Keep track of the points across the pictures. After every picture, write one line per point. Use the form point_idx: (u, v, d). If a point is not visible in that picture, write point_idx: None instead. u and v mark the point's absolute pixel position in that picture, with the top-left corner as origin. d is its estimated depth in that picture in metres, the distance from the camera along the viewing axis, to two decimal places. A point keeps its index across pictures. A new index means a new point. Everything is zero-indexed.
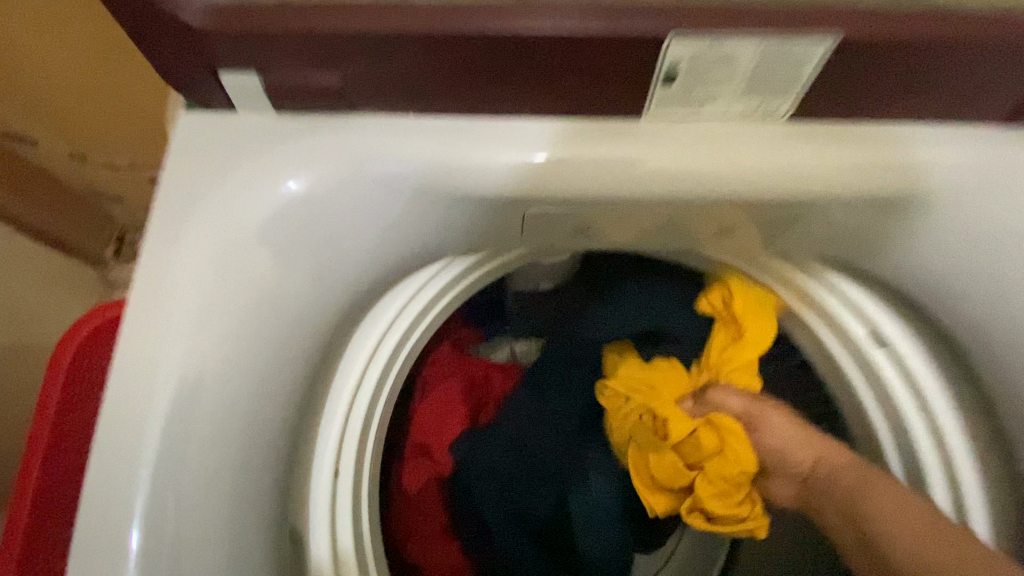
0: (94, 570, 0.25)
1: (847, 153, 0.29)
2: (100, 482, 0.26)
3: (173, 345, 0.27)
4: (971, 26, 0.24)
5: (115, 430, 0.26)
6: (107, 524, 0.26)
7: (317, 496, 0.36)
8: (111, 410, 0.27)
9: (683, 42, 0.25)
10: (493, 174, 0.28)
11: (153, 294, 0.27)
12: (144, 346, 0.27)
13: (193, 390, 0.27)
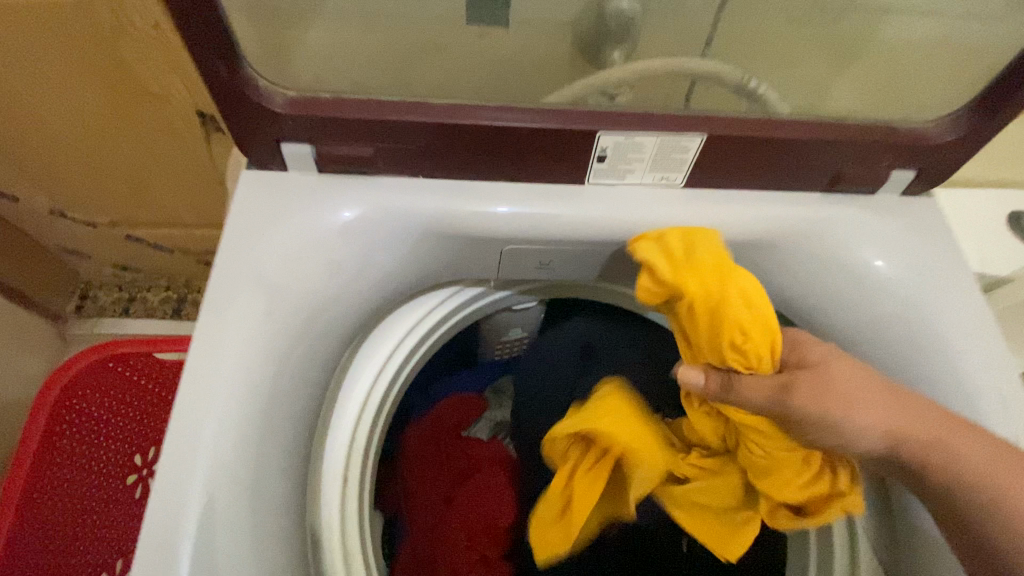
0: (161, 532, 0.30)
1: (728, 210, 0.40)
2: (171, 458, 0.31)
3: (240, 345, 0.34)
4: (789, 130, 0.38)
5: (188, 414, 0.32)
6: (172, 493, 0.31)
7: (329, 497, 0.40)
8: (184, 399, 0.33)
9: (609, 136, 0.37)
10: (484, 221, 0.38)
11: (223, 305, 0.35)
12: (215, 346, 0.34)
13: (252, 381, 0.34)
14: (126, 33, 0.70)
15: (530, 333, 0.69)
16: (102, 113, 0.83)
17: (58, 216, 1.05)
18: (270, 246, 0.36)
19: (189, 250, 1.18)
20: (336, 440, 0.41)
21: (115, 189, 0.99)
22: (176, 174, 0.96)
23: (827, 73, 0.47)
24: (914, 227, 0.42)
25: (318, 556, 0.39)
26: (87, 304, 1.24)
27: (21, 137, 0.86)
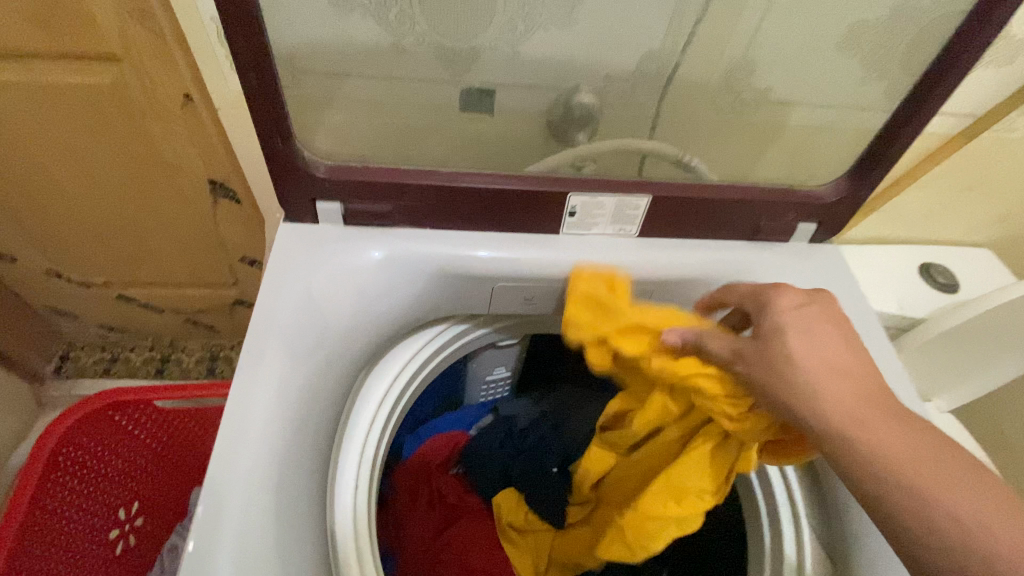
0: (212, 518, 0.34)
1: (673, 254, 0.50)
2: (223, 451, 0.36)
3: (281, 357, 0.40)
4: (715, 192, 0.49)
5: (238, 415, 0.37)
6: (220, 485, 0.35)
7: (343, 510, 0.44)
8: (234, 402, 0.38)
9: (578, 196, 0.47)
10: (480, 263, 0.47)
11: (266, 324, 0.41)
12: (261, 357, 0.40)
13: (292, 388, 0.40)
14: (155, 112, 0.79)
15: (512, 372, 0.76)
16: (118, 180, 0.90)
17: (55, 276, 1.09)
18: (307, 284, 0.43)
19: (178, 310, 1.21)
20: (348, 456, 0.46)
21: (116, 250, 1.05)
22: (179, 235, 1.02)
23: (748, 152, 0.59)
24: (821, 268, 0.53)
25: (335, 567, 0.41)
26: (67, 364, 1.23)
27: (37, 200, 0.93)
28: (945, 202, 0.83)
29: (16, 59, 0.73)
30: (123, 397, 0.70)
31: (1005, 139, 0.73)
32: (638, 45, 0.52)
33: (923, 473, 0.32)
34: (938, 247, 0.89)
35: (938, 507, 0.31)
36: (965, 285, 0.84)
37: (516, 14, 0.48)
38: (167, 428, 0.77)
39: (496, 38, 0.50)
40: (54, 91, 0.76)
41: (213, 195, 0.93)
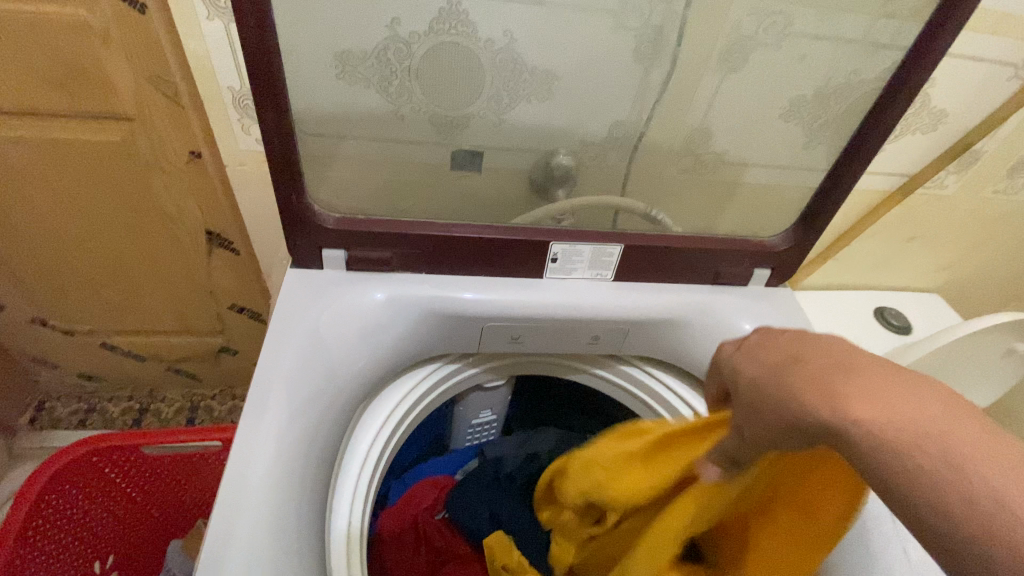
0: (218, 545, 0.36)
1: (644, 296, 0.55)
2: (231, 482, 0.38)
3: (286, 390, 0.43)
4: (680, 241, 0.55)
5: (246, 447, 0.40)
6: (227, 513, 0.37)
7: (338, 548, 0.44)
8: (243, 436, 0.40)
9: (559, 245, 0.52)
10: (471, 304, 0.51)
11: (274, 361, 0.45)
12: (268, 392, 0.43)
13: (297, 420, 0.43)
14: (160, 167, 0.84)
15: (498, 415, 0.78)
16: (117, 230, 0.94)
17: (39, 324, 1.09)
18: (314, 325, 0.47)
19: (163, 359, 1.21)
20: (343, 492, 0.47)
21: (105, 299, 1.06)
22: (171, 285, 1.05)
23: (708, 207, 0.66)
24: (780, 307, 0.58)
25: None
26: (42, 416, 1.20)
27: (32, 250, 0.95)
28: (886, 253, 0.92)
29: (31, 118, 0.78)
30: (109, 443, 0.70)
31: (935, 195, 0.83)
32: (609, 115, 0.60)
33: (908, 434, 0.26)
34: (890, 291, 0.97)
35: (950, 474, 0.25)
36: (918, 326, 0.91)
37: (502, 89, 0.56)
38: (150, 474, 0.76)
39: (484, 108, 0.57)
40: (64, 146, 0.81)
41: (209, 245, 0.96)
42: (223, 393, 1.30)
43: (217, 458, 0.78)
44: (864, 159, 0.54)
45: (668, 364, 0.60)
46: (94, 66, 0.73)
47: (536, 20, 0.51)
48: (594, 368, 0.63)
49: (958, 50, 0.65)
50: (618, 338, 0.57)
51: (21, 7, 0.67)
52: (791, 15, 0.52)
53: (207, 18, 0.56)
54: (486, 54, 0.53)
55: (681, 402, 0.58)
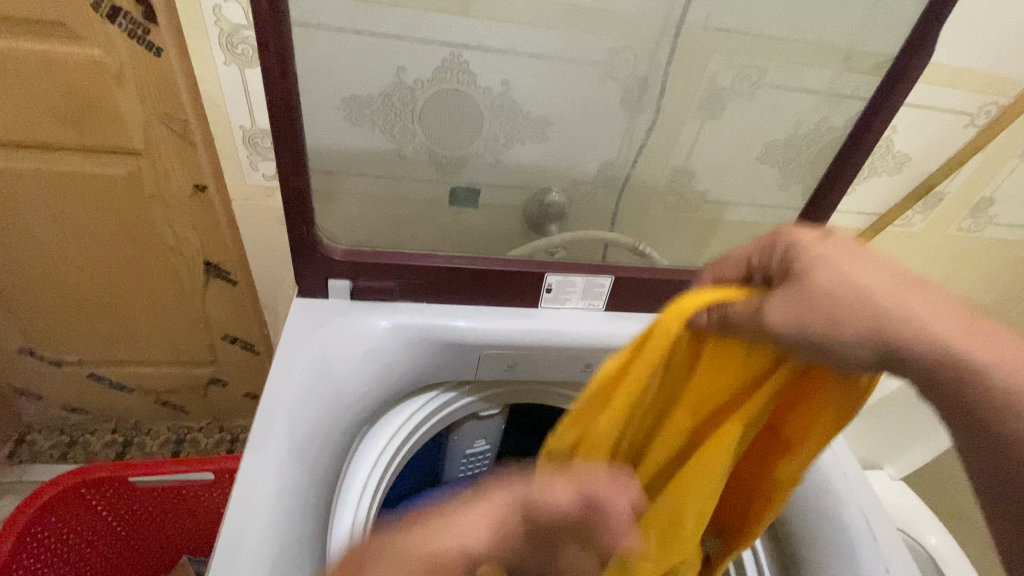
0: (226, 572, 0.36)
1: (636, 326, 0.58)
2: (237, 507, 0.39)
3: (291, 417, 0.44)
4: (668, 273, 0.58)
5: (253, 473, 0.41)
6: (233, 539, 0.37)
7: None
8: (249, 463, 0.41)
9: (555, 277, 0.55)
10: (471, 332, 0.53)
11: (280, 387, 0.46)
12: (274, 419, 0.44)
13: (301, 447, 0.44)
14: (164, 200, 0.86)
15: (491, 446, 0.79)
16: (114, 260, 0.95)
17: (26, 354, 1.08)
18: (320, 353, 0.49)
19: (150, 390, 1.20)
20: (342, 520, 0.48)
21: (96, 328, 1.06)
22: (165, 315, 1.05)
23: (693, 242, 0.70)
24: None
25: None
26: (21, 449, 1.17)
27: (27, 279, 0.96)
28: None
29: (40, 151, 0.81)
30: (99, 472, 0.70)
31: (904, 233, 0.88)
32: (599, 156, 0.64)
33: None
34: None
35: None
36: None
37: (500, 131, 0.60)
38: (137, 506, 0.76)
39: (482, 148, 0.61)
40: (70, 179, 0.83)
41: (207, 276, 0.98)
42: (209, 426, 1.28)
43: (207, 491, 0.77)
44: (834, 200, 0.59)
45: None
46: (107, 103, 0.76)
47: (533, 70, 0.56)
48: None
49: (914, 102, 0.72)
50: None
51: (42, 47, 0.71)
52: (764, 69, 0.57)
53: (224, 63, 0.59)
54: (486, 100, 0.57)
55: None
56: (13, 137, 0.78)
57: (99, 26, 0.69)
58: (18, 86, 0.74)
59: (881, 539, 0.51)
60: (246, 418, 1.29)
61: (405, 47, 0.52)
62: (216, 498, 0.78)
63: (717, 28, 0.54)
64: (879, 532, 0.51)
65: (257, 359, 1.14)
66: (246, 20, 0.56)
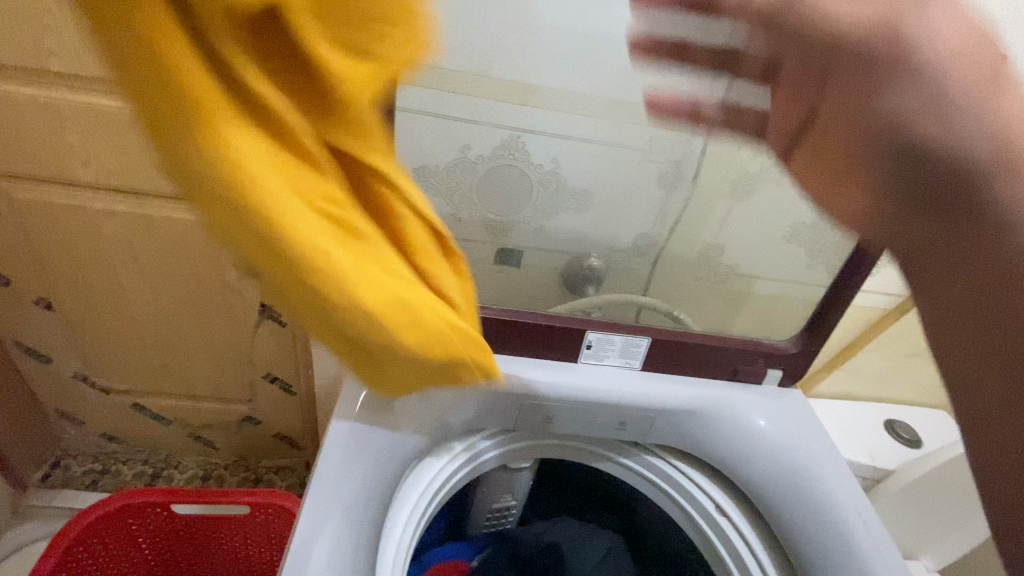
0: (301, 564, 0.44)
1: (665, 382, 0.66)
2: (307, 516, 0.47)
3: (349, 440, 0.53)
4: (698, 337, 0.66)
5: (322, 485, 0.49)
6: (304, 542, 0.45)
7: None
8: (318, 478, 0.50)
9: (596, 334, 0.64)
10: (510, 376, 0.61)
11: (345, 416, 0.54)
12: (338, 442, 0.53)
13: (357, 464, 0.52)
14: None
15: (516, 502, 0.82)
16: (179, 300, 1.02)
17: (80, 380, 1.15)
18: (383, 388, 0.57)
19: (186, 424, 1.23)
20: (391, 533, 0.55)
21: (147, 359, 1.12)
22: (214, 351, 1.10)
23: (724, 312, 0.74)
24: (793, 407, 0.66)
25: None
26: (56, 474, 1.22)
27: (98, 308, 1.03)
28: (891, 368, 0.97)
29: (132, 195, 0.90)
30: (144, 497, 0.77)
31: None
32: (635, 228, 0.69)
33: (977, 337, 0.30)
34: (896, 406, 1.00)
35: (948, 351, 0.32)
36: (927, 442, 0.94)
37: (546, 202, 0.66)
38: (166, 534, 0.81)
39: (529, 216, 0.67)
40: (155, 222, 0.92)
41: (260, 318, 1.05)
42: (235, 464, 1.31)
43: (240, 526, 0.81)
44: None
45: (679, 452, 0.69)
46: None
47: (580, 151, 0.63)
48: (616, 456, 0.72)
49: None
50: (644, 426, 0.66)
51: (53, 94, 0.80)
52: None
53: None
54: (536, 176, 0.64)
55: (693, 486, 0.68)
56: (114, 183, 0.87)
57: None
58: (127, 141, 0.83)
59: None
60: (271, 459, 1.31)
61: (472, 128, 0.60)
62: (246, 533, 0.82)
63: None
64: None
65: (292, 399, 1.18)
66: None
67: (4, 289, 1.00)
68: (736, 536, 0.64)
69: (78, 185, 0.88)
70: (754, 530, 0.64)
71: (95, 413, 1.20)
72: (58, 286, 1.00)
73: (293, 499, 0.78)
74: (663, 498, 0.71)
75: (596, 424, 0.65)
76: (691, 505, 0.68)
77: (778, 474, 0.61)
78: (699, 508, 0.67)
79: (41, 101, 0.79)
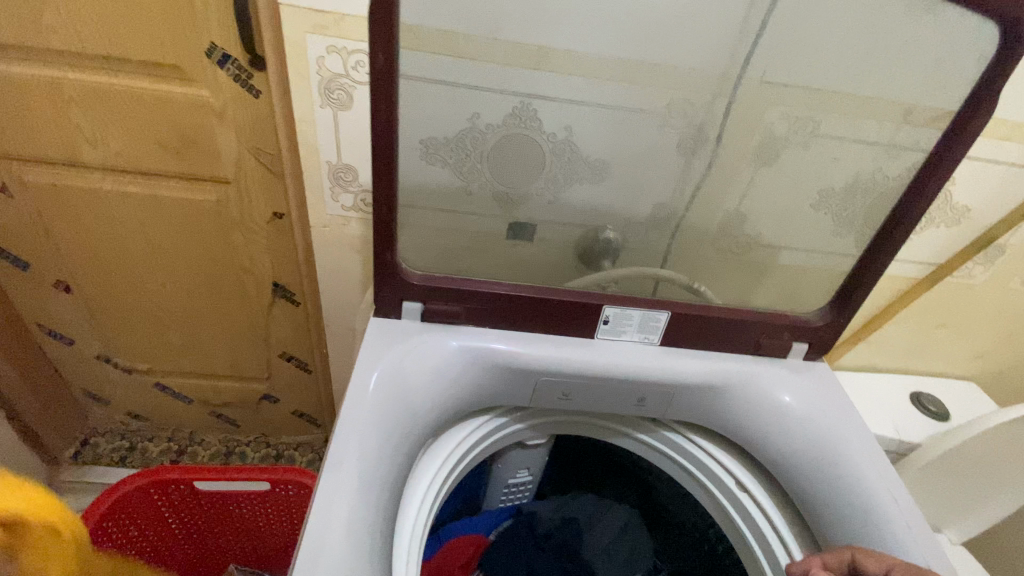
0: (319, 536, 0.43)
1: (685, 357, 0.64)
2: (324, 489, 0.46)
3: (365, 414, 0.52)
4: (720, 310, 0.63)
5: (337, 458, 0.48)
6: (321, 513, 0.45)
7: (401, 550, 0.51)
8: (334, 450, 0.49)
9: (613, 308, 0.61)
10: (525, 353, 0.60)
11: (359, 391, 0.54)
12: (353, 415, 0.52)
13: (373, 437, 0.51)
14: (245, 226, 0.95)
15: (533, 477, 0.82)
16: (193, 281, 1.03)
17: (103, 360, 1.17)
18: (397, 365, 0.56)
19: (207, 402, 1.26)
20: (409, 508, 0.54)
21: (165, 339, 1.13)
22: (230, 332, 1.12)
23: (746, 285, 0.71)
24: (819, 382, 0.64)
25: None
26: (85, 450, 1.25)
27: (116, 290, 1.04)
28: (920, 340, 0.94)
29: (141, 176, 0.89)
30: (169, 475, 0.78)
31: (966, 285, 0.85)
32: (653, 199, 0.66)
33: None
34: (925, 378, 0.97)
35: None
36: (956, 415, 0.91)
37: (560, 173, 0.63)
38: (191, 510, 0.83)
39: (544, 187, 0.64)
40: (165, 202, 0.91)
41: (273, 297, 1.05)
42: (257, 440, 1.34)
43: (262, 500, 0.83)
44: (886, 256, 0.61)
45: (698, 428, 0.68)
46: (207, 137, 0.85)
47: (596, 119, 0.60)
48: (634, 432, 0.70)
49: (975, 154, 0.71)
50: (663, 401, 0.64)
51: (53, 73, 0.79)
52: (818, 121, 0.59)
53: (319, 106, 0.67)
54: (550, 145, 0.61)
55: (713, 460, 0.66)
56: (123, 163, 0.87)
57: (209, 71, 0.79)
58: (133, 120, 0.83)
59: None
60: (291, 436, 1.34)
61: (483, 96, 0.57)
62: (268, 507, 0.84)
63: (775, 82, 0.57)
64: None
65: (309, 377, 1.20)
66: (344, 69, 0.64)
67: (23, 271, 1.01)
68: (759, 510, 0.62)
69: (88, 166, 0.88)
70: (778, 505, 0.62)
71: (120, 391, 1.23)
72: (75, 268, 1.01)
73: (314, 476, 0.79)
74: (683, 474, 0.70)
75: (614, 398, 0.64)
76: (711, 480, 0.67)
77: (805, 451, 0.59)
78: (720, 483, 0.66)
79: (49, 81, 0.79)
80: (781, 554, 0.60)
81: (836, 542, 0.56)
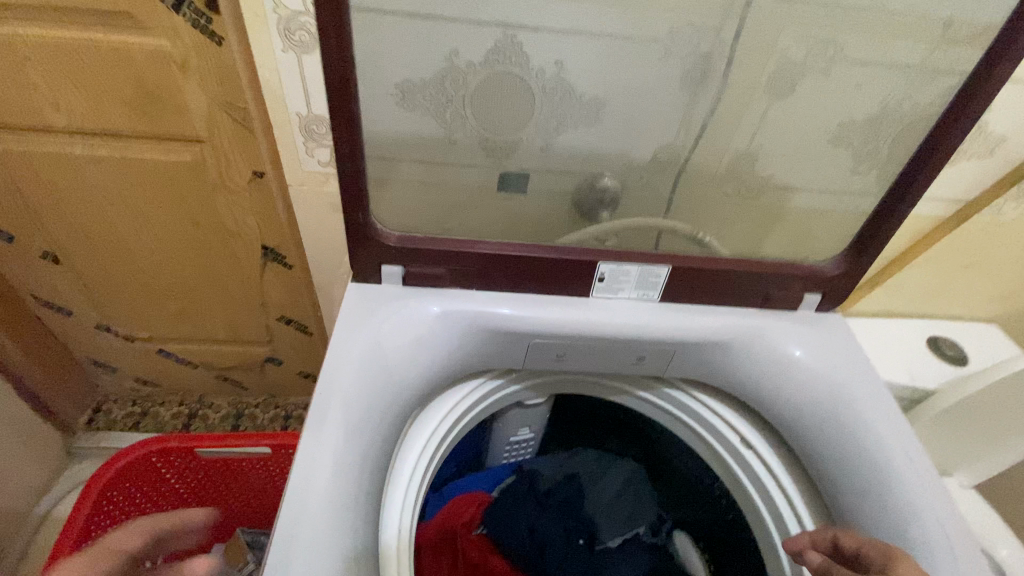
0: (299, 507, 0.42)
1: (686, 312, 0.60)
2: (303, 459, 0.45)
3: (345, 383, 0.50)
4: (724, 262, 0.59)
5: (317, 428, 0.47)
6: (301, 485, 0.43)
7: (391, 518, 0.50)
8: (313, 421, 0.47)
9: (609, 264, 0.57)
10: (514, 315, 0.57)
11: (338, 359, 0.51)
12: (333, 384, 0.49)
13: (354, 406, 0.49)
14: (225, 187, 0.90)
15: (535, 435, 0.81)
16: (180, 247, 1.00)
17: (103, 329, 1.17)
18: (377, 332, 0.53)
19: (211, 366, 1.26)
20: (399, 475, 0.53)
21: (161, 306, 1.12)
22: (224, 297, 1.10)
23: (754, 232, 0.66)
24: (829, 334, 0.60)
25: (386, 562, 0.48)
26: (98, 416, 1.28)
27: (104, 258, 1.02)
28: (942, 283, 0.88)
29: (111, 138, 0.84)
30: (169, 443, 0.78)
31: (995, 223, 0.79)
32: (653, 141, 0.60)
33: None
34: (945, 322, 0.93)
35: None
36: (975, 359, 0.87)
37: (549, 115, 0.57)
38: (195, 475, 0.84)
39: (532, 133, 0.58)
40: (140, 165, 0.87)
41: (263, 260, 1.02)
42: (265, 402, 1.35)
43: (265, 463, 0.84)
44: (911, 196, 0.55)
45: (701, 384, 0.65)
46: (173, 92, 0.79)
47: (587, 51, 0.53)
48: (634, 389, 0.68)
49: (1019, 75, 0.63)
50: (663, 358, 0.61)
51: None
52: (841, 42, 0.51)
53: (281, 50, 0.61)
54: (537, 84, 0.55)
55: (716, 417, 0.64)
56: (90, 125, 0.82)
57: (164, 17, 0.72)
58: (93, 78, 0.77)
59: (954, 535, 0.48)
60: (298, 397, 1.35)
61: (456, 29, 0.50)
62: (271, 469, 0.84)
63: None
64: (954, 531, 0.48)
65: (309, 340, 1.18)
66: (303, 5, 0.57)
67: (8, 244, 0.99)
68: (762, 466, 0.61)
69: (54, 130, 0.83)
70: (782, 461, 0.60)
71: (125, 359, 1.24)
72: (60, 238, 0.98)
73: None
74: (685, 431, 0.68)
75: (611, 357, 0.61)
76: (714, 436, 0.65)
77: (812, 405, 0.56)
78: (723, 439, 0.63)
79: None
80: (785, 510, 0.58)
81: (841, 496, 0.54)
